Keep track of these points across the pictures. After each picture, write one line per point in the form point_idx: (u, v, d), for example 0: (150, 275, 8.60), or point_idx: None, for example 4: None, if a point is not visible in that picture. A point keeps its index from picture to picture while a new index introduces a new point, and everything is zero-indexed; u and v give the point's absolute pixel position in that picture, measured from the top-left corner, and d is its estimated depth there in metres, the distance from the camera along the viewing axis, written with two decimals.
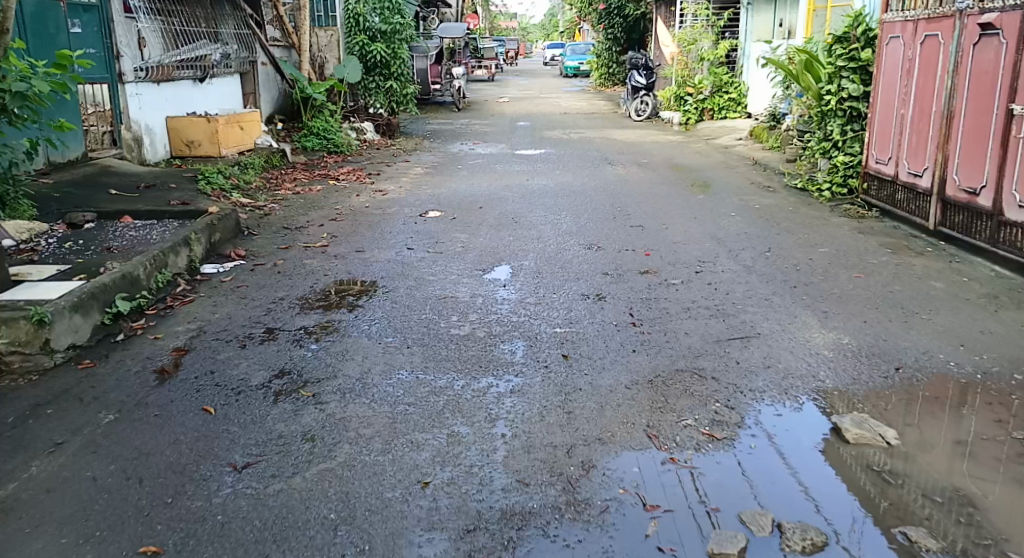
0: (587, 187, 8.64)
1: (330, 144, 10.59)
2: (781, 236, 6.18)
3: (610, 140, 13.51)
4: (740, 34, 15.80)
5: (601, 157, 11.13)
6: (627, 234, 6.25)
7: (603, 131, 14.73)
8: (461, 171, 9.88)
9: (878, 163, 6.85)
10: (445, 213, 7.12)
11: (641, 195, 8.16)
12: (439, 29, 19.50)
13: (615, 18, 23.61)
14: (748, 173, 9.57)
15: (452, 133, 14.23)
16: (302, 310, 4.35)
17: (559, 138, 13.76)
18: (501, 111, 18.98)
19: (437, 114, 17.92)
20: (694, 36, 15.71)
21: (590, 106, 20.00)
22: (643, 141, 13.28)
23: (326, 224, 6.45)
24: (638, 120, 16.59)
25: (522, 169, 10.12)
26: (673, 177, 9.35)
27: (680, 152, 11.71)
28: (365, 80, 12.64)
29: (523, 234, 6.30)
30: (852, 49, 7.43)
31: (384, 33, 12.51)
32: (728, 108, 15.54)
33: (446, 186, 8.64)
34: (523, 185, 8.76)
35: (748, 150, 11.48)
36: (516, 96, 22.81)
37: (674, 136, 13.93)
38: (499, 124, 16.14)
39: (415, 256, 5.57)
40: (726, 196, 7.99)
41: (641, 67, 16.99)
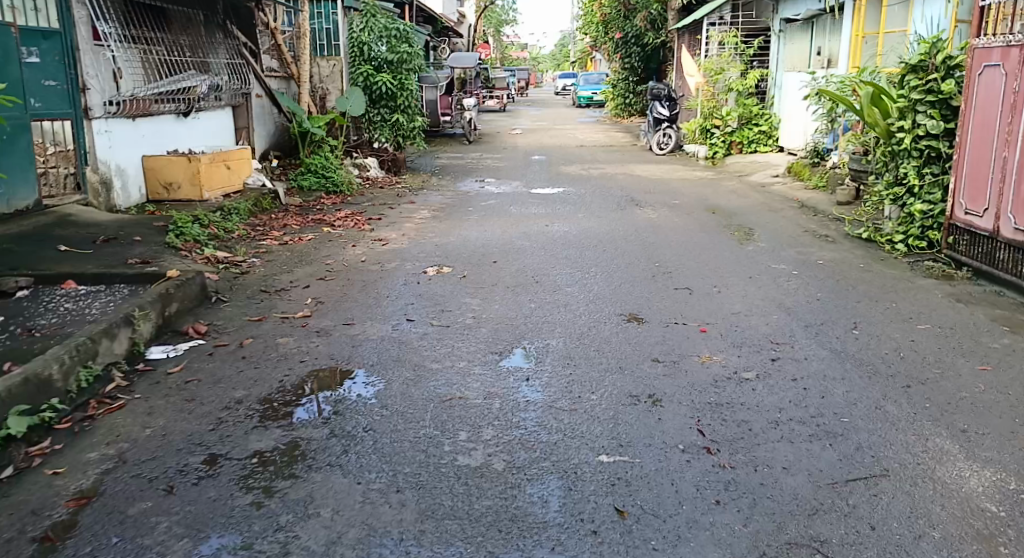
0: (616, 235, 7.59)
1: (328, 183, 9.60)
2: (862, 305, 5.10)
3: (634, 176, 12.52)
4: (771, 62, 14.80)
5: (628, 197, 10.10)
6: (674, 301, 5.19)
7: (625, 167, 13.74)
8: (473, 213, 8.87)
9: (968, 214, 5.99)
10: (454, 269, 6.06)
11: (680, 244, 7.12)
12: (450, 59, 18.78)
13: (632, 47, 22.70)
14: (796, 218, 8.51)
15: (463, 168, 13.28)
16: (263, 423, 3.19)
17: (578, 174, 12.76)
18: (514, 144, 18.03)
19: (447, 147, 17.01)
20: (720, 66, 14.67)
21: (608, 138, 19.02)
22: (671, 178, 12.26)
23: (313, 286, 5.41)
24: (661, 153, 15.58)
25: (540, 211, 9.10)
26: (712, 222, 8.30)
27: (713, 190, 10.70)
28: (370, 113, 11.74)
29: (547, 298, 5.25)
30: (929, 79, 6.59)
31: (390, 62, 11.54)
32: (759, 142, 14.52)
33: (456, 232, 7.62)
34: (543, 232, 7.73)
35: (788, 190, 10.43)
36: (529, 127, 21.88)
37: (702, 171, 12.92)
38: (514, 158, 15.18)
39: (415, 331, 4.49)
40: (779, 247, 6.93)
41: (663, 98, 15.93)
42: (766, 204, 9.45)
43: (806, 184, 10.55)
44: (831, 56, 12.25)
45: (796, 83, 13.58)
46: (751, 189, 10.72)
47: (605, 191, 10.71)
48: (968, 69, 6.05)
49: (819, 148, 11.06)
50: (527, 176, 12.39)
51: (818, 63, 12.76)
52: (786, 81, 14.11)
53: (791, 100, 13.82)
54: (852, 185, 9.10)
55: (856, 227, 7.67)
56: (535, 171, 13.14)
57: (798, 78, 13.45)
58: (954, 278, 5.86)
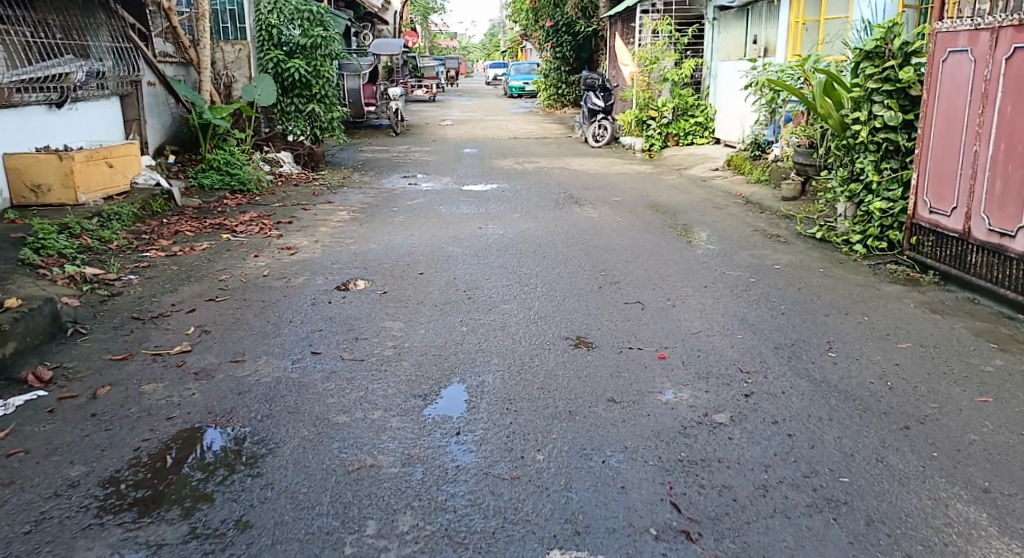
0: (556, 238, 6.93)
1: (233, 180, 8.67)
2: (830, 319, 4.56)
3: (570, 170, 11.91)
4: (705, 51, 14.38)
5: (565, 194, 9.45)
6: (625, 321, 4.55)
7: (561, 160, 13.11)
8: (398, 214, 8.08)
9: (934, 213, 5.54)
10: (374, 283, 5.28)
11: (626, 246, 6.50)
12: (373, 46, 17.79)
13: (563, 36, 22.13)
14: (743, 215, 8.01)
15: (388, 163, 12.42)
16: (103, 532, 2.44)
17: (511, 168, 12.07)
18: (443, 136, 17.21)
19: (373, 139, 16.11)
20: (655, 55, 14.13)
21: (541, 130, 18.38)
22: (608, 172, 11.69)
23: (202, 310, 4.58)
24: (597, 146, 15.08)
25: (471, 212, 8.36)
26: (657, 222, 7.71)
27: (654, 186, 10.14)
28: (281, 103, 10.75)
29: (479, 319, 4.53)
30: (886, 67, 6.08)
31: (303, 47, 10.68)
32: (695, 133, 14.12)
33: (377, 237, 6.83)
34: (474, 235, 7.02)
35: (731, 184, 9.93)
36: (459, 118, 21.11)
37: (640, 165, 12.39)
38: (444, 151, 14.39)
39: (319, 368, 3.72)
40: (732, 250, 6.38)
41: (597, 88, 15.35)
42: (711, 200, 8.92)
43: (749, 178, 10.07)
44: (768, 44, 11.84)
45: (732, 72, 13.16)
46: (693, 184, 10.20)
47: (542, 187, 10.04)
48: (928, 56, 5.57)
49: (760, 139, 10.61)
50: (456, 171, 11.64)
51: (754, 52, 12.36)
52: (721, 69, 13.68)
53: (727, 89, 13.40)
54: (799, 180, 8.64)
55: (808, 226, 7.16)
56: (466, 165, 12.39)
57: (734, 67, 13.03)
58: (920, 284, 5.39)
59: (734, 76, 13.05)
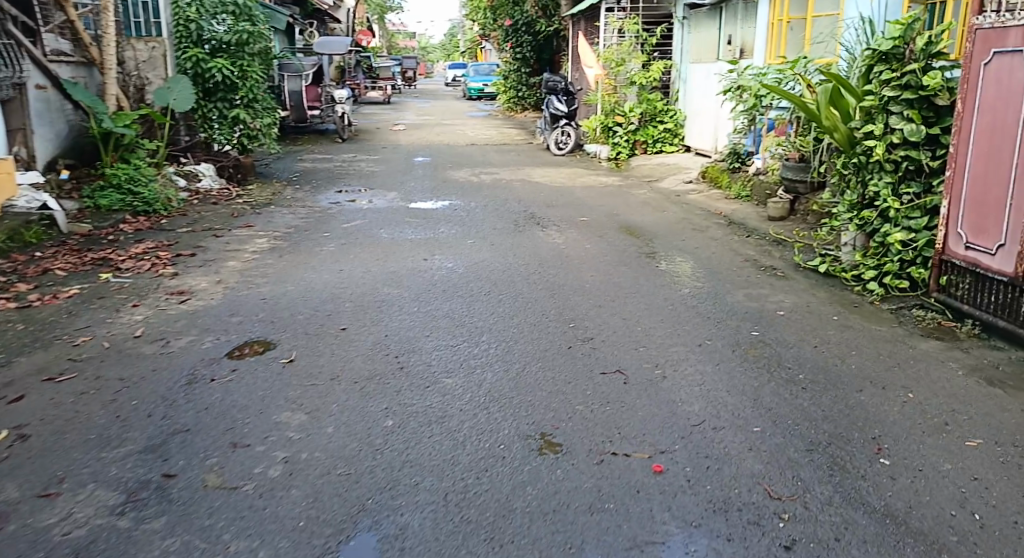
0: (515, 273, 5.83)
1: (137, 200, 7.49)
2: (866, 400, 3.54)
3: (532, 183, 10.84)
4: (674, 53, 13.45)
5: (527, 213, 8.36)
6: (604, 405, 3.47)
7: (521, 170, 12.03)
8: (329, 241, 6.90)
9: (975, 250, 4.57)
10: (283, 344, 4.13)
11: (599, 286, 5.45)
12: (317, 45, 16.54)
13: (522, 35, 21.10)
14: (729, 240, 6.99)
15: (329, 174, 11.20)
16: None
17: (467, 180, 10.95)
18: (395, 142, 16.02)
19: (317, 146, 14.86)
20: (621, 56, 13.18)
21: (500, 135, 17.28)
22: (573, 186, 10.63)
23: (33, 398, 3.38)
24: (561, 154, 14.00)
25: (416, 236, 7.21)
26: (632, 250, 6.64)
27: (626, 203, 9.10)
28: (202, 107, 9.63)
29: (409, 405, 3.41)
30: (904, 72, 5.13)
31: (228, 45, 9.52)
32: (664, 141, 13.19)
33: (298, 275, 5.65)
34: (419, 270, 5.90)
35: (710, 201, 8.92)
36: (413, 122, 19.93)
37: (607, 177, 11.37)
38: (393, 160, 13.20)
39: (169, 503, 2.59)
40: (724, 290, 5.35)
41: (560, 92, 14.27)
42: (690, 221, 7.89)
43: (729, 193, 9.06)
44: (745, 46, 10.93)
45: (705, 76, 12.21)
46: (668, 201, 9.18)
47: (500, 204, 8.95)
48: (965, 59, 4.64)
49: (739, 150, 9.61)
50: (404, 184, 10.48)
51: (728, 54, 11.45)
52: (693, 72, 12.74)
53: (699, 94, 12.47)
54: (788, 198, 7.66)
55: (808, 256, 6.14)
56: (416, 177, 11.23)
57: (708, 70, 12.09)
58: (959, 339, 4.41)
59: (707, 80, 12.12)
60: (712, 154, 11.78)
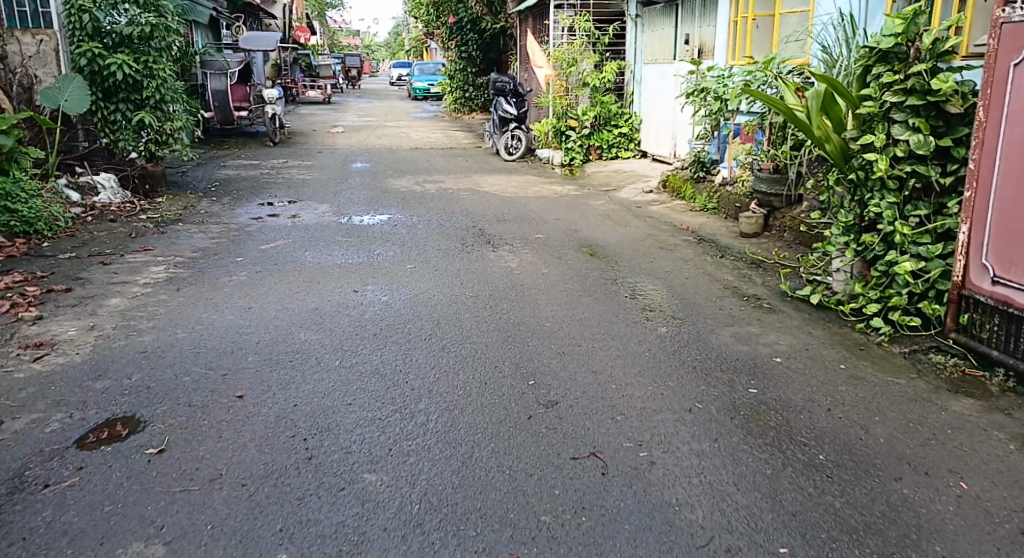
0: (461, 308, 4.96)
1: (14, 220, 6.55)
2: (912, 495, 2.75)
3: (479, 192, 9.97)
4: (627, 53, 12.73)
5: (475, 230, 7.49)
6: (578, 513, 2.62)
7: (468, 178, 11.15)
8: (243, 268, 5.92)
9: (1005, 284, 3.82)
10: (164, 428, 3.25)
11: (560, 325, 4.61)
12: (245, 42, 15.39)
13: (467, 33, 20.22)
14: (702, 261, 6.22)
15: (255, 183, 10.13)
16: None
17: (409, 189, 10.02)
18: (333, 145, 14.99)
19: (247, 151, 13.75)
20: (573, 56, 12.51)
21: (445, 138, 16.36)
22: (524, 196, 9.80)
23: None
24: (511, 159, 13.16)
25: (346, 260, 6.27)
26: (595, 275, 5.82)
27: (581, 217, 8.31)
28: (101, 108, 8.74)
29: (312, 524, 2.56)
30: (909, 75, 4.36)
31: (132, 39, 8.72)
32: (620, 145, 12.61)
33: (197, 318, 4.68)
34: (346, 306, 4.98)
35: (675, 215, 8.15)
36: (353, 124, 18.89)
37: (561, 186, 10.57)
38: (328, 166, 12.17)
39: None
40: (706, 328, 4.56)
41: (509, 93, 13.40)
42: (655, 239, 7.11)
43: (695, 206, 8.31)
44: (704, 46, 10.25)
45: (661, 77, 11.51)
46: (628, 215, 8.39)
47: (445, 219, 8.06)
48: (985, 56, 3.89)
49: (703, 157, 8.85)
50: (338, 195, 9.48)
51: (685, 55, 10.73)
52: (648, 72, 12.04)
53: (656, 97, 11.79)
54: (761, 213, 6.91)
55: (797, 284, 5.34)
56: (353, 186, 10.23)
57: (663, 71, 11.40)
58: (994, 395, 3.64)
59: (663, 83, 11.43)
60: (671, 162, 11.14)
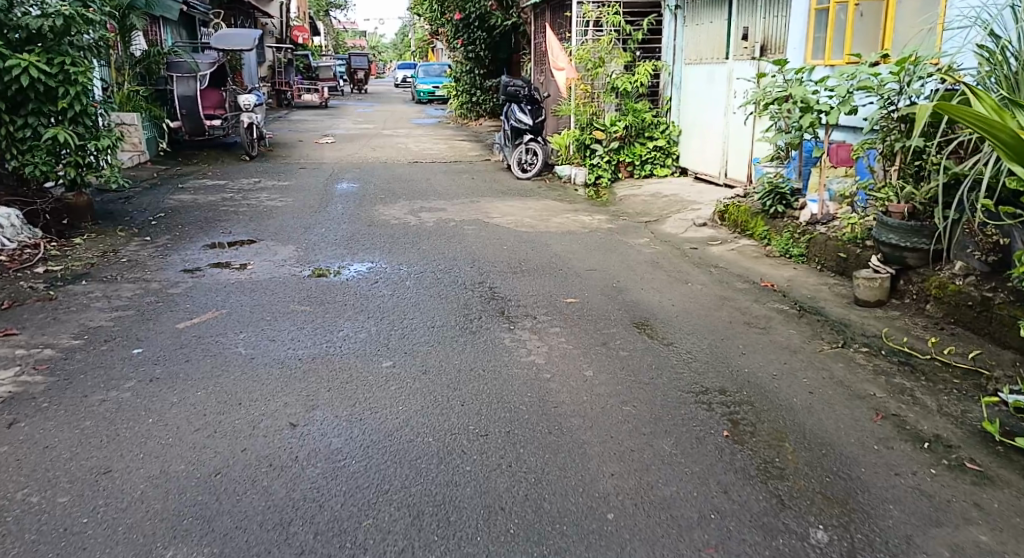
0: (463, 469, 2.98)
1: None
2: None
3: (489, 225, 7.99)
4: (665, 51, 10.78)
5: (484, 291, 5.52)
6: None
7: (476, 204, 9.19)
8: (136, 370, 3.95)
9: None
10: None
11: (635, 520, 2.65)
12: (218, 39, 13.44)
13: (475, 31, 18.29)
14: (818, 354, 4.23)
15: (211, 213, 8.18)
16: None
17: (401, 221, 8.05)
18: (319, 159, 13.03)
19: (217, 167, 11.81)
20: (600, 55, 10.55)
21: (449, 150, 14.38)
22: (546, 230, 7.82)
23: None
24: (524, 178, 11.24)
25: (294, 350, 4.28)
26: (667, 380, 3.84)
27: (622, 265, 6.34)
28: (6, 123, 6.81)
29: None
30: None
31: (46, 35, 6.80)
32: (654, 161, 10.67)
33: (6, 506, 2.71)
34: (269, 462, 3.01)
35: (749, 267, 6.13)
36: (346, 132, 16.93)
37: (590, 215, 8.58)
38: (309, 187, 10.23)
39: None
40: (898, 534, 2.58)
41: (522, 100, 11.47)
42: (735, 306, 5.12)
43: (773, 252, 6.32)
44: (769, 41, 8.33)
45: (707, 79, 9.59)
46: (685, 262, 6.39)
47: (443, 269, 6.09)
48: None
49: (782, 186, 6.76)
50: (310, 229, 7.53)
51: (745, 52, 8.76)
52: (690, 73, 10.12)
53: (701, 104, 9.87)
54: (888, 274, 4.90)
55: (1005, 420, 3.32)
56: (333, 215, 8.29)
57: (713, 73, 9.43)
58: None
59: (711, 86, 9.51)
60: (727, 183, 9.27)
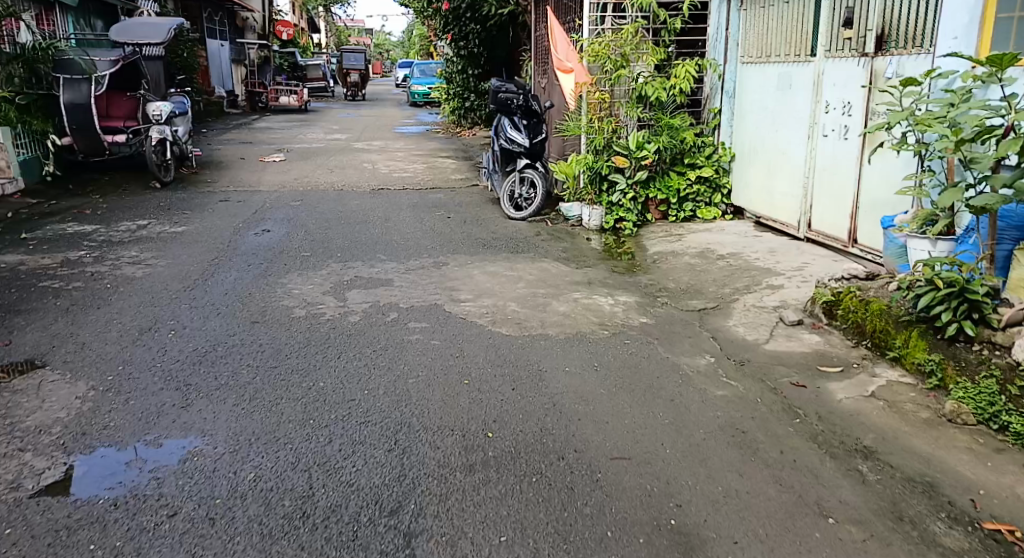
0: None
1: None
2: None
3: (450, 319, 5.03)
4: (712, 45, 7.83)
5: (394, 546, 2.62)
6: None
7: (440, 269, 6.25)
8: None
9: None
10: None
11: None
12: (119, 28, 10.21)
13: (467, 24, 15.42)
14: None
15: (19, 293, 5.29)
16: None
17: (312, 308, 5.13)
18: (255, 185, 10.10)
19: (112, 200, 8.94)
20: (623, 49, 7.58)
21: (426, 170, 11.46)
22: (540, 327, 4.85)
23: None
24: (519, 218, 8.31)
25: None
26: None
27: (677, 436, 3.39)
28: None
29: None
30: None
31: None
32: (698, 197, 7.82)
33: None
34: None
35: (929, 457, 3.20)
36: (310, 145, 14.01)
37: (609, 292, 5.63)
38: (212, 234, 7.29)
39: None
40: None
41: (516, 112, 8.51)
42: None
43: (965, 417, 3.44)
44: (887, 28, 5.46)
45: (783, 85, 6.79)
46: (796, 430, 3.45)
47: (329, 458, 3.14)
48: None
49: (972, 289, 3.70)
50: (150, 333, 4.60)
51: (854, 45, 5.83)
52: (753, 76, 7.31)
53: (768, 119, 7.06)
54: None
55: None
56: (211, 295, 5.37)
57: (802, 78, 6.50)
58: None
59: (788, 93, 6.75)
60: (806, 235, 6.57)
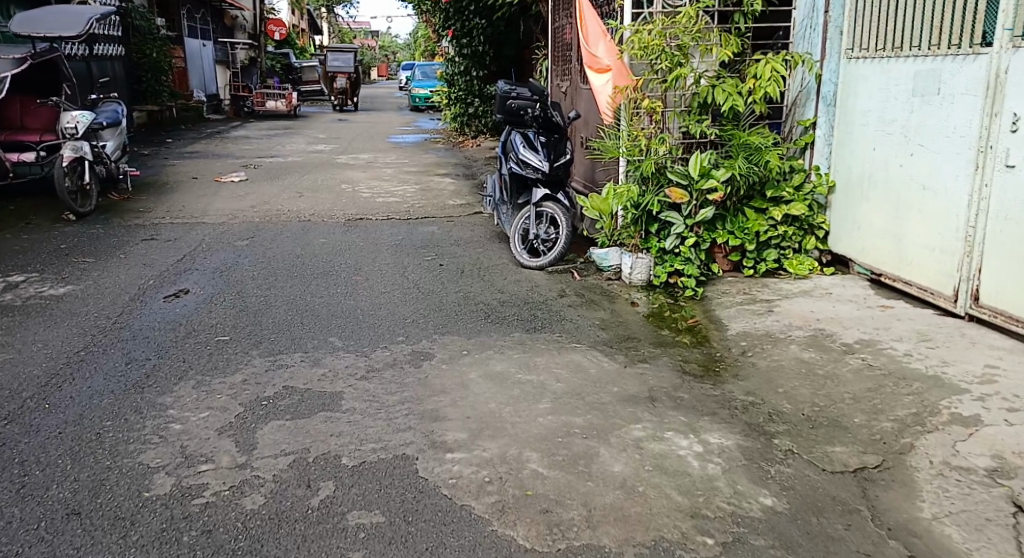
0: None
1: None
2: None
3: (426, 497, 2.87)
4: (804, 33, 5.67)
5: None
6: None
7: (419, 368, 4.09)
8: None
9: None
10: None
11: None
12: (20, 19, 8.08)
13: (471, 16, 13.36)
14: None
15: None
16: None
17: (186, 471, 2.98)
18: (199, 214, 7.96)
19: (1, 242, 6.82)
20: (683, 39, 5.42)
21: (418, 193, 9.31)
22: (583, 520, 2.70)
23: None
24: (534, 267, 6.16)
25: None
26: None
27: None
28: None
29: None
30: None
31: None
32: (783, 242, 5.66)
33: None
34: None
35: None
36: (284, 159, 11.87)
37: (690, 424, 3.46)
38: (102, 299, 5.15)
39: None
40: None
41: (532, 125, 6.36)
42: None
43: None
44: None
45: (927, 88, 4.64)
46: None
47: None
48: None
49: None
50: None
51: None
52: (869, 75, 5.16)
53: (897, 137, 4.90)
54: None
55: None
56: (31, 441, 3.24)
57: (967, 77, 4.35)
58: None
59: (934, 101, 4.60)
60: (965, 310, 4.42)
